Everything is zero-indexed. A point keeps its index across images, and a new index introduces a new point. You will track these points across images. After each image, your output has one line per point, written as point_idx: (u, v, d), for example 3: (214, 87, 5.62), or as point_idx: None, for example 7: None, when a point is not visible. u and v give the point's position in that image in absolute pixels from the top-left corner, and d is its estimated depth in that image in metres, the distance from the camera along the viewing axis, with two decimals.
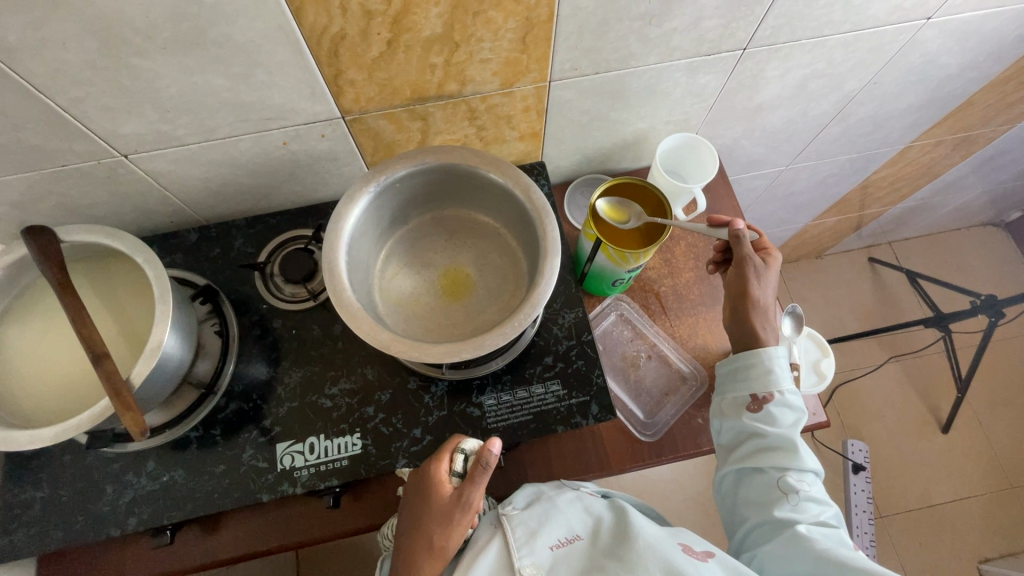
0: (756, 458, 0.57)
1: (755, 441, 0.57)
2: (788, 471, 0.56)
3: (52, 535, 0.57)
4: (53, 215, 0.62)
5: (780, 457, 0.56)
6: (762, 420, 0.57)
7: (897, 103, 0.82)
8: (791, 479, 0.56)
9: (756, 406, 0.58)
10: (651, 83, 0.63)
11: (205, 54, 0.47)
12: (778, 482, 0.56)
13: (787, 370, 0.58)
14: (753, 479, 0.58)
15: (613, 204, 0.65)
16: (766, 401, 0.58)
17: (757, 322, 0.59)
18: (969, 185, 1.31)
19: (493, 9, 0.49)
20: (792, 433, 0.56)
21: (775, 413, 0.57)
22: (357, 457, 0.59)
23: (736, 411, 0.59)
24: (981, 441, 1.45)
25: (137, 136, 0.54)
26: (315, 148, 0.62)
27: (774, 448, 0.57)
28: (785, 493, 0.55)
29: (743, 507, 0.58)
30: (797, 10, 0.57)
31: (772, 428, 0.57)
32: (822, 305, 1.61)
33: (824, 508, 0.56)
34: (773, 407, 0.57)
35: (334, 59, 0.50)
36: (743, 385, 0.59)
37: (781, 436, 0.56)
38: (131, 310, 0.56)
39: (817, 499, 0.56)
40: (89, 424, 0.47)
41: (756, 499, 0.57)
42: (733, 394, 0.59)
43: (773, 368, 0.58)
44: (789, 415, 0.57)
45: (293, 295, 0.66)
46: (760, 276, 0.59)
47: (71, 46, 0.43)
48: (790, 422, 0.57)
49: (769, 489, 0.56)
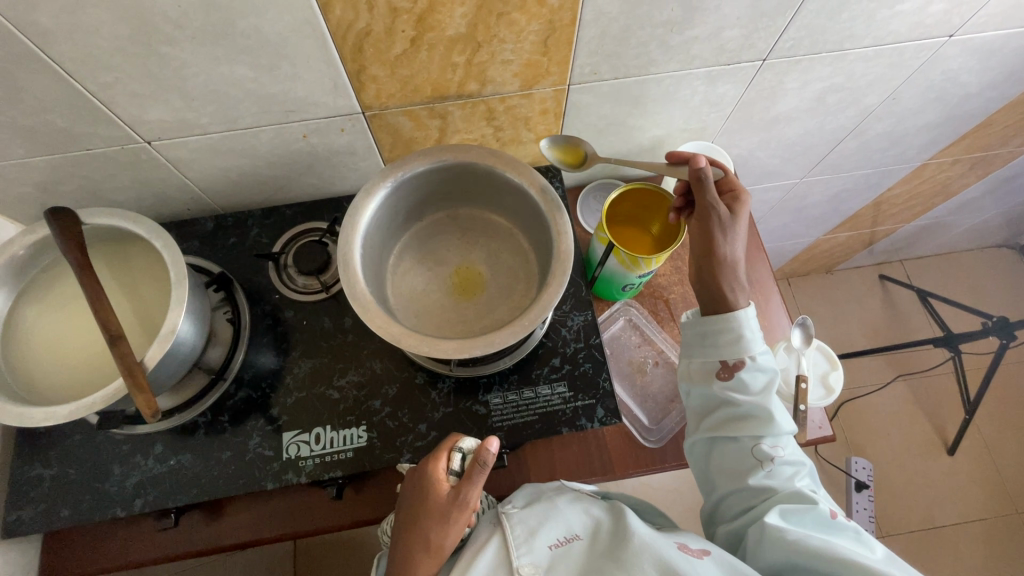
0: (729, 426, 0.56)
1: (727, 408, 0.56)
2: (763, 438, 0.55)
3: (59, 512, 0.57)
4: (75, 198, 0.63)
5: (754, 424, 0.55)
6: (734, 388, 0.56)
7: (915, 120, 0.82)
8: (765, 446, 0.55)
9: (727, 373, 0.56)
10: (669, 90, 0.63)
11: (233, 44, 0.48)
12: (752, 450, 0.55)
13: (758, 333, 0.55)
14: (727, 447, 0.57)
15: (563, 147, 0.67)
16: (737, 367, 0.55)
17: (725, 284, 0.55)
18: (984, 205, 1.30)
19: (516, 11, 0.49)
20: (765, 400, 0.55)
21: (746, 380, 0.55)
22: (362, 448, 0.60)
23: (706, 377, 0.57)
24: (987, 464, 1.43)
25: (161, 124, 0.55)
26: (334, 142, 0.62)
27: (746, 416, 0.55)
28: (761, 461, 0.55)
29: (716, 475, 0.57)
30: (819, 23, 0.57)
31: (745, 396, 0.55)
32: (830, 320, 1.60)
33: (799, 470, 0.55)
34: (744, 373, 0.55)
35: (357, 54, 0.51)
36: (713, 351, 0.56)
37: (754, 404, 0.55)
38: (148, 294, 0.56)
39: (791, 463, 0.55)
40: (102, 404, 0.47)
41: (729, 468, 0.56)
42: (702, 358, 0.57)
43: (743, 332, 0.55)
44: (761, 379, 0.56)
45: (306, 287, 0.66)
46: (726, 229, 0.54)
47: (103, 32, 0.44)
48: (762, 385, 0.56)
49: (744, 457, 0.55)
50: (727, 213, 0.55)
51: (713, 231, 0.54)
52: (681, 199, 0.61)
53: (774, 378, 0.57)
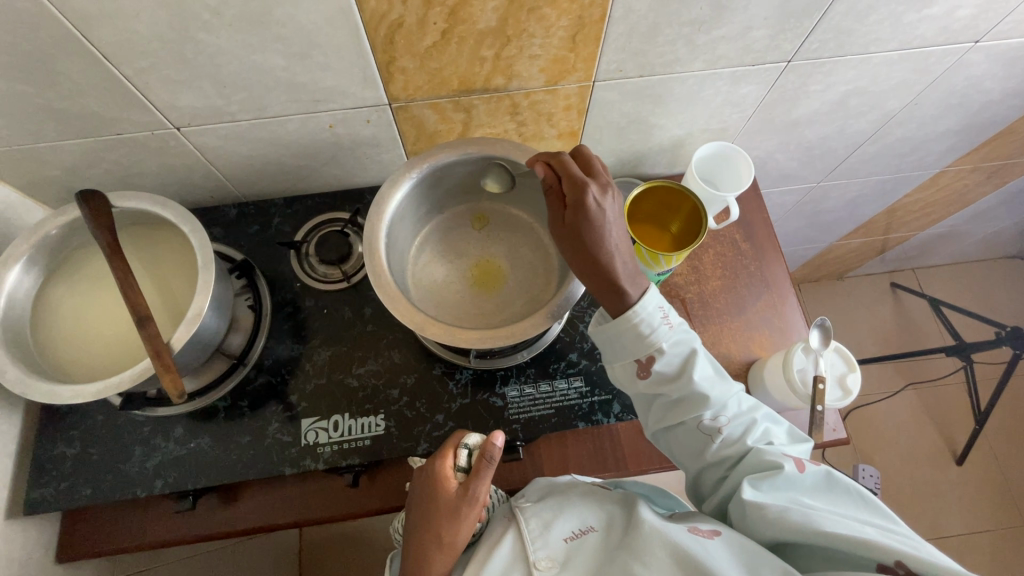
0: (670, 415, 0.53)
1: (660, 398, 0.53)
2: (703, 414, 0.52)
3: (80, 491, 0.58)
4: (103, 182, 0.64)
5: (689, 407, 0.52)
6: (653, 381, 0.53)
7: (936, 126, 0.82)
8: (709, 422, 0.52)
9: (644, 370, 0.53)
10: (693, 89, 0.64)
11: (268, 33, 0.48)
12: (698, 428, 0.52)
13: (657, 314, 0.51)
14: (676, 436, 0.54)
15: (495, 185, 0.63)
16: (651, 361, 0.52)
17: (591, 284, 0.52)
18: (999, 215, 1.29)
19: (547, 6, 0.50)
20: (690, 380, 0.52)
21: (661, 369, 0.52)
22: (380, 437, 0.60)
23: (629, 376, 0.54)
24: (996, 475, 1.43)
25: (192, 110, 0.56)
26: (359, 133, 0.63)
27: (682, 400, 0.52)
28: (710, 437, 0.52)
29: (681, 459, 0.55)
30: (846, 25, 0.57)
31: (668, 384, 0.52)
32: (841, 327, 1.60)
33: (750, 424, 0.53)
34: (659, 363, 0.52)
35: (388, 46, 0.51)
36: (624, 349, 0.53)
37: (681, 387, 0.52)
38: (173, 278, 0.57)
39: (741, 425, 0.52)
40: (129, 384, 0.48)
41: (688, 451, 0.54)
42: (620, 361, 0.54)
43: (643, 327, 0.51)
44: (677, 357, 0.52)
45: (326, 275, 0.67)
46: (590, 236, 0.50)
47: (142, 18, 0.45)
48: (682, 364, 0.52)
49: (693, 436, 0.53)
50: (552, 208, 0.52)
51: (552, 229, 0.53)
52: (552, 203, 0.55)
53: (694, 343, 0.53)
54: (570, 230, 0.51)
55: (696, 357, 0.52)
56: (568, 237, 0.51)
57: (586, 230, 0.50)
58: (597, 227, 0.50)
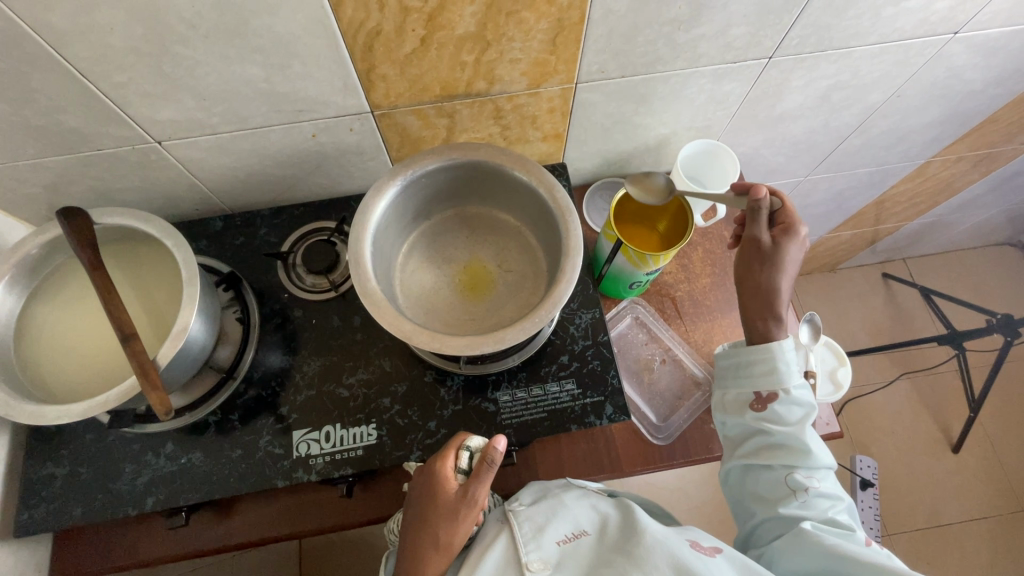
0: (764, 456, 0.57)
1: (761, 437, 0.57)
2: (797, 468, 0.56)
3: (70, 511, 0.57)
4: (85, 198, 0.64)
5: (787, 454, 0.56)
6: (767, 417, 0.57)
7: (920, 117, 0.82)
8: (800, 476, 0.55)
9: (762, 404, 0.57)
10: (676, 88, 0.64)
11: (245, 44, 0.48)
12: (786, 479, 0.56)
13: (796, 366, 0.56)
14: (759, 476, 0.58)
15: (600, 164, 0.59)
16: (771, 399, 0.57)
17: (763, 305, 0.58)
18: (986, 203, 1.30)
19: (526, 10, 0.50)
20: (799, 431, 0.56)
21: (780, 411, 0.56)
22: (372, 447, 0.60)
23: (740, 407, 0.59)
24: (992, 461, 1.44)
25: (173, 123, 0.55)
26: (342, 141, 0.63)
27: (781, 447, 0.57)
28: (794, 491, 0.55)
29: (751, 501, 0.58)
30: (825, 20, 0.57)
31: (779, 427, 0.56)
32: (834, 319, 1.60)
33: (834, 503, 0.56)
34: (779, 406, 0.57)
35: (368, 54, 0.51)
36: (748, 381, 0.58)
37: (789, 435, 0.56)
38: (158, 294, 0.57)
39: (827, 496, 0.55)
40: (115, 403, 0.48)
41: (764, 495, 0.57)
42: (737, 390, 0.59)
43: (779, 365, 0.57)
44: (796, 412, 0.57)
45: (315, 285, 0.67)
46: (763, 257, 0.57)
47: (117, 32, 0.45)
48: (797, 419, 0.56)
49: (777, 486, 0.56)
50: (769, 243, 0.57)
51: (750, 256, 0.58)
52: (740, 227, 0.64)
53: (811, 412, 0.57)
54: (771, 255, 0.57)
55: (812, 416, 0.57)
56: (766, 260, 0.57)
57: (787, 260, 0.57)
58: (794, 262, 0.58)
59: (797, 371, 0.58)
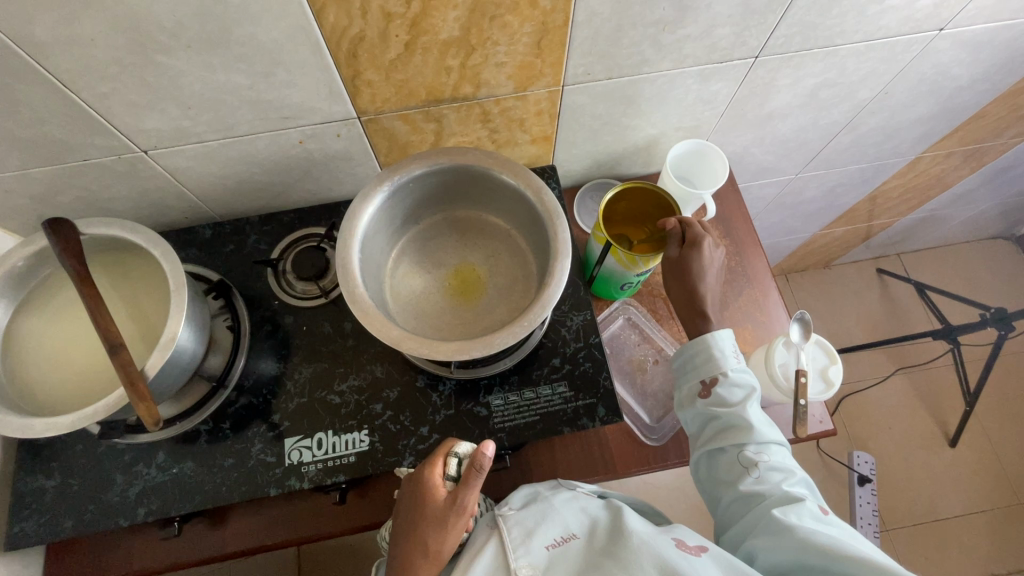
0: (716, 440, 0.57)
1: (712, 422, 0.59)
2: (746, 446, 0.56)
3: (62, 523, 0.57)
4: (73, 209, 0.64)
5: (736, 433, 0.57)
6: (713, 402, 0.58)
7: (908, 113, 0.82)
8: (750, 453, 0.56)
9: (707, 391, 0.59)
10: (663, 89, 0.64)
11: (228, 52, 0.48)
12: (738, 458, 0.56)
13: (729, 351, 0.59)
14: (718, 461, 0.58)
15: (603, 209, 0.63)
16: (713, 383, 0.59)
17: (684, 309, 0.62)
18: (978, 198, 1.30)
19: (509, 14, 0.50)
20: (743, 410, 0.57)
21: (723, 394, 0.58)
22: (364, 453, 0.60)
23: (691, 398, 0.60)
24: (989, 455, 1.44)
25: (158, 132, 0.55)
26: (330, 148, 0.63)
27: (729, 427, 0.57)
28: (747, 468, 0.56)
29: (717, 488, 0.58)
30: (810, 19, 0.57)
31: (725, 408, 0.58)
32: (829, 315, 1.61)
33: (790, 474, 0.55)
34: (721, 389, 0.58)
35: (352, 60, 0.51)
36: (693, 372, 0.61)
37: (734, 415, 0.57)
38: (147, 304, 0.56)
39: (780, 468, 0.55)
40: (103, 414, 0.47)
41: (725, 479, 0.57)
42: (685, 385, 0.61)
43: (714, 353, 0.60)
44: (738, 393, 0.58)
45: (305, 292, 0.67)
46: (675, 268, 0.61)
47: (99, 43, 0.45)
48: (740, 398, 0.58)
49: (732, 466, 0.56)
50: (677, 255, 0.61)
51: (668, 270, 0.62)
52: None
53: (753, 391, 0.59)
54: (678, 265, 0.61)
55: (753, 395, 0.59)
56: (675, 269, 0.61)
57: (693, 267, 0.60)
58: (702, 268, 0.60)
59: (735, 356, 0.60)
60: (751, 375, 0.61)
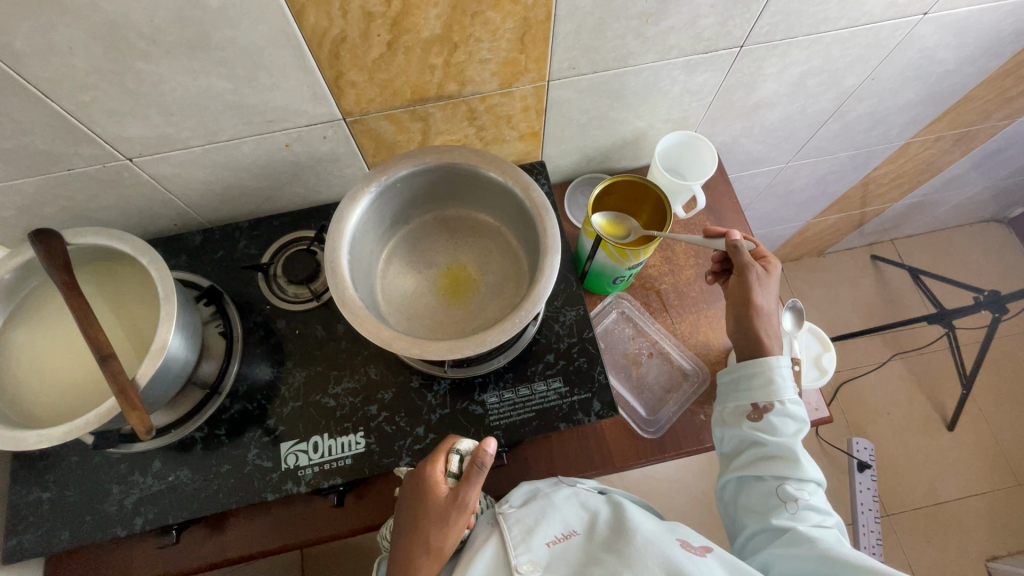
0: (756, 467, 0.57)
1: (755, 449, 0.57)
2: (787, 480, 0.56)
3: (59, 535, 0.57)
4: (59, 219, 0.63)
5: (780, 465, 0.56)
6: (762, 429, 0.57)
7: (896, 99, 0.82)
8: (790, 487, 0.56)
9: (756, 415, 0.58)
10: (650, 81, 0.63)
11: (208, 57, 0.48)
12: (777, 490, 0.56)
13: (789, 380, 0.58)
14: (753, 487, 0.58)
15: (611, 221, 0.66)
16: (767, 409, 0.58)
17: (762, 329, 0.60)
18: (970, 181, 1.30)
19: (491, 10, 0.49)
20: (793, 443, 0.57)
21: (776, 422, 0.57)
22: (361, 455, 0.60)
23: (737, 420, 0.59)
24: (987, 437, 1.44)
25: (142, 140, 0.55)
26: (317, 150, 0.62)
27: (773, 457, 0.57)
28: (784, 501, 0.55)
29: (743, 514, 0.58)
30: (793, 8, 0.57)
31: (773, 437, 0.57)
32: (825, 302, 1.61)
33: (825, 517, 0.56)
34: (773, 416, 0.58)
35: (335, 61, 0.51)
36: (744, 394, 0.59)
37: (781, 446, 0.56)
38: (137, 312, 0.56)
39: (817, 508, 0.55)
40: (96, 424, 0.47)
41: (756, 507, 0.57)
42: (734, 403, 0.60)
43: (774, 378, 0.58)
44: (790, 425, 0.57)
45: (297, 296, 0.66)
46: (763, 284, 0.60)
47: (77, 51, 0.44)
48: (792, 431, 0.57)
49: (768, 497, 0.56)
50: (763, 271, 0.61)
51: (751, 286, 0.60)
52: (717, 264, 0.68)
53: (803, 427, 0.58)
54: (764, 282, 0.60)
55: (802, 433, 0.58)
56: (760, 287, 0.60)
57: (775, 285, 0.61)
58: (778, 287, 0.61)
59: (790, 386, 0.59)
60: (802, 408, 0.59)
